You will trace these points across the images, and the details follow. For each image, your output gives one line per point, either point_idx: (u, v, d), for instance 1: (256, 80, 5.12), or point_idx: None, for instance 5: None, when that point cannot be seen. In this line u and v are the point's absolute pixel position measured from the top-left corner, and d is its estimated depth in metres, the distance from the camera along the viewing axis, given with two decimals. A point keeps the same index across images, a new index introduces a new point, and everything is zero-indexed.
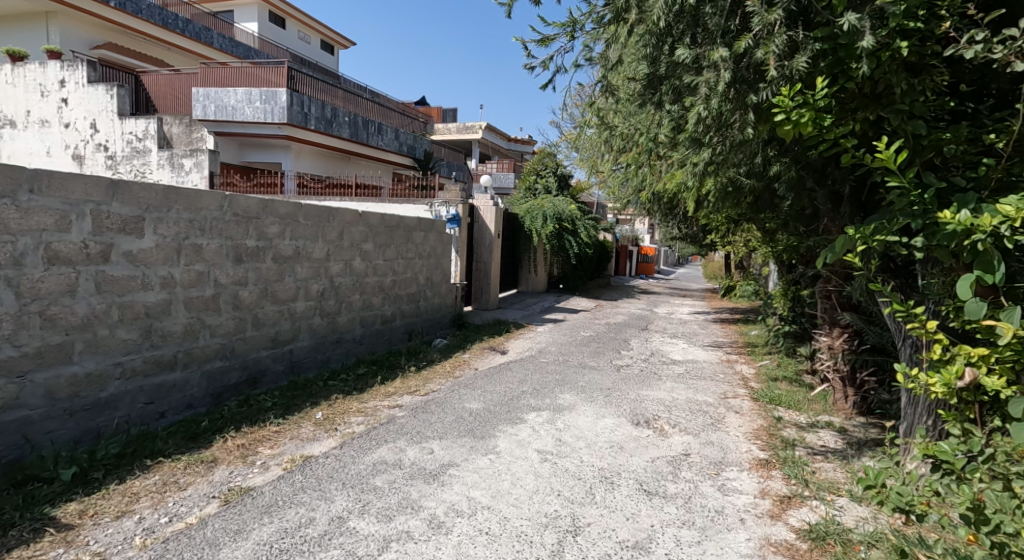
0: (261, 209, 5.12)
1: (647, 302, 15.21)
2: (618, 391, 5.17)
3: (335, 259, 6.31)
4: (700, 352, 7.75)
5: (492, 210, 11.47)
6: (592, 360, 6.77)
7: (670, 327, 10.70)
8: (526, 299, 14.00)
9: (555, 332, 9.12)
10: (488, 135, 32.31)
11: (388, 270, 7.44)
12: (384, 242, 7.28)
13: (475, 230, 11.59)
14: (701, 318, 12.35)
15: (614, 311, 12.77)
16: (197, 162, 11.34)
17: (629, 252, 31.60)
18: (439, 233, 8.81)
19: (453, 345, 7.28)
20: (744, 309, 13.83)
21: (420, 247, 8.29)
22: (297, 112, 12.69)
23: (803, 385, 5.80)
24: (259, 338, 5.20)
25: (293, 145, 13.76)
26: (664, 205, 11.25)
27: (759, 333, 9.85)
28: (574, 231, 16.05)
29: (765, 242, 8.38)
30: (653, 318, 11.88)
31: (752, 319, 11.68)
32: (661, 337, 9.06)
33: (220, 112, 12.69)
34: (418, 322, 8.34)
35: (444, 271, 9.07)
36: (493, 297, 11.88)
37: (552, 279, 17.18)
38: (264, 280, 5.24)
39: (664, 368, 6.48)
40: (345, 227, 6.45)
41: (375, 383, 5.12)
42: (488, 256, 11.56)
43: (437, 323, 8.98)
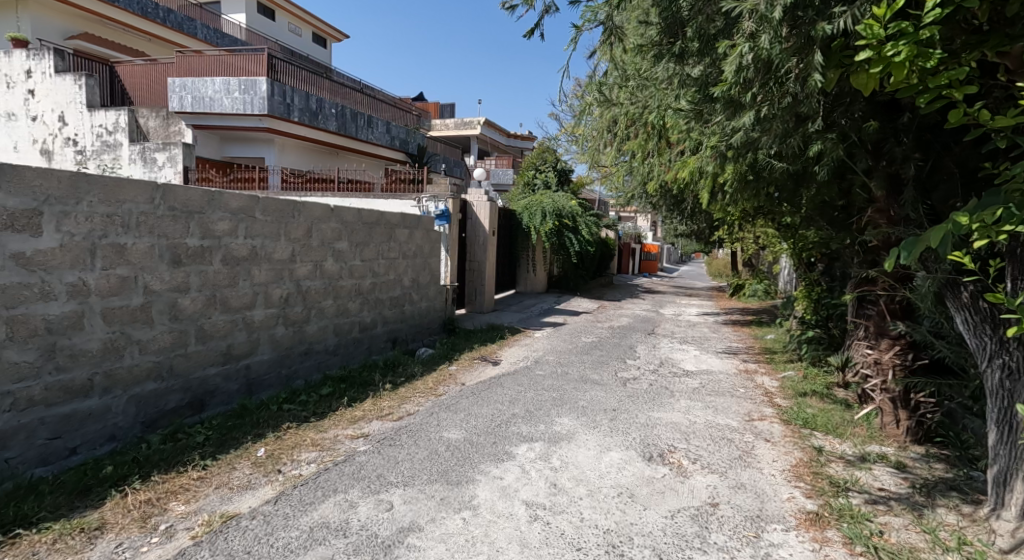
0: (206, 202, 4.39)
1: (652, 303, 14.45)
2: (623, 414, 4.43)
3: (303, 260, 5.59)
4: (713, 361, 7.01)
5: (486, 206, 10.73)
6: (594, 372, 6.04)
7: (679, 331, 9.94)
8: (524, 300, 13.27)
9: (554, 338, 8.37)
10: (486, 131, 31.59)
11: (366, 271, 6.71)
12: (360, 240, 6.55)
13: (468, 227, 10.86)
14: (710, 320, 11.58)
15: (617, 313, 12.02)
16: (170, 156, 10.65)
17: (631, 249, 30.84)
18: (426, 230, 8.07)
19: (440, 354, 6.54)
20: (755, 309, 13.05)
21: (404, 245, 7.55)
22: (279, 103, 11.96)
23: (837, 403, 5.05)
24: (206, 353, 4.46)
25: (277, 139, 13.04)
26: (671, 197, 10.51)
27: (775, 337, 9.08)
28: (575, 228, 15.30)
29: (784, 237, 7.63)
30: (659, 320, 11.11)
31: (766, 321, 10.91)
32: (669, 343, 8.31)
33: (197, 103, 12.00)
34: (402, 328, 7.60)
35: (432, 272, 8.32)
36: (489, 299, 11.14)
37: (553, 278, 16.41)
38: (212, 286, 4.50)
39: (674, 381, 5.75)
40: (314, 224, 5.72)
41: (340, 406, 4.36)
42: (482, 255, 10.82)
43: (425, 329, 8.25)
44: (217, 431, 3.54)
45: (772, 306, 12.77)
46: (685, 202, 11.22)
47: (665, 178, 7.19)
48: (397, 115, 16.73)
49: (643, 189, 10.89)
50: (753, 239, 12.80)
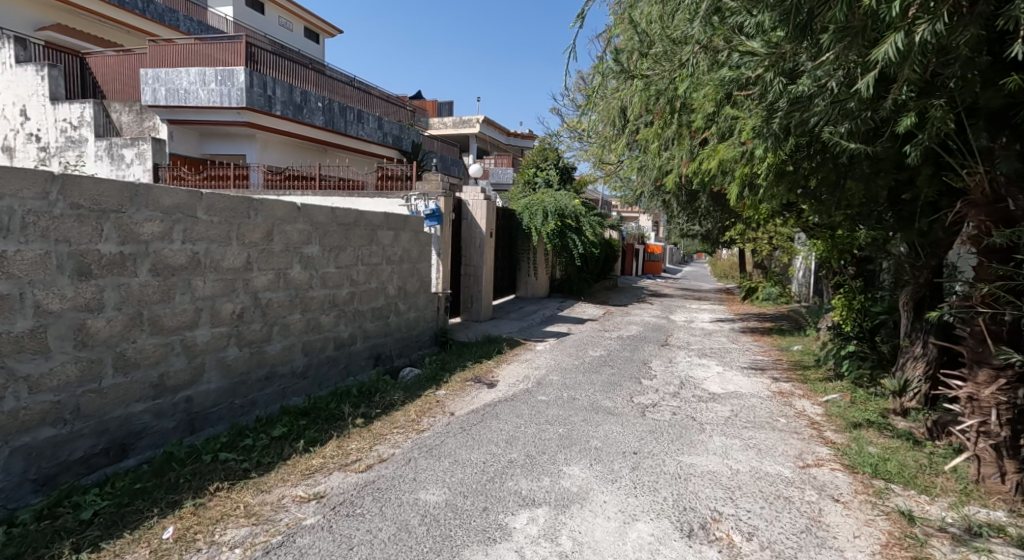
0: (127, 198, 3.53)
1: (661, 309, 13.60)
2: (646, 458, 3.59)
3: (262, 268, 4.73)
4: (740, 379, 6.14)
5: (483, 205, 9.87)
6: (606, 397, 5.18)
7: (693, 341, 9.06)
8: (525, 306, 12.41)
9: (557, 352, 7.50)
10: (485, 129, 30.80)
11: (343, 279, 5.87)
12: (335, 244, 5.70)
13: (463, 228, 10.00)
14: (725, 329, 10.71)
15: (624, 320, 11.14)
16: (138, 152, 9.79)
17: (634, 250, 30.02)
18: (413, 232, 7.23)
19: (427, 376, 5.66)
20: (772, 316, 12.17)
21: (387, 249, 6.70)
22: (260, 96, 11.12)
23: (901, 439, 4.19)
24: (130, 387, 3.61)
25: (259, 134, 12.21)
26: (684, 193, 9.68)
27: (801, 349, 8.21)
28: (578, 228, 14.43)
29: (817, 237, 6.77)
30: (671, 329, 10.23)
31: (787, 329, 10.04)
32: (686, 357, 7.44)
33: (171, 96, 11.18)
34: (386, 343, 6.74)
35: (421, 278, 7.47)
36: (485, 306, 10.27)
37: (554, 281, 15.55)
38: (138, 302, 3.64)
39: (700, 408, 4.90)
40: (276, 225, 4.87)
41: (292, 452, 3.49)
42: (478, 258, 9.95)
43: (412, 343, 7.39)
44: (112, 500, 2.73)
45: (790, 311, 11.92)
46: (697, 200, 10.36)
47: (683, 172, 6.37)
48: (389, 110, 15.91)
49: (652, 186, 10.03)
50: (768, 240, 11.93)
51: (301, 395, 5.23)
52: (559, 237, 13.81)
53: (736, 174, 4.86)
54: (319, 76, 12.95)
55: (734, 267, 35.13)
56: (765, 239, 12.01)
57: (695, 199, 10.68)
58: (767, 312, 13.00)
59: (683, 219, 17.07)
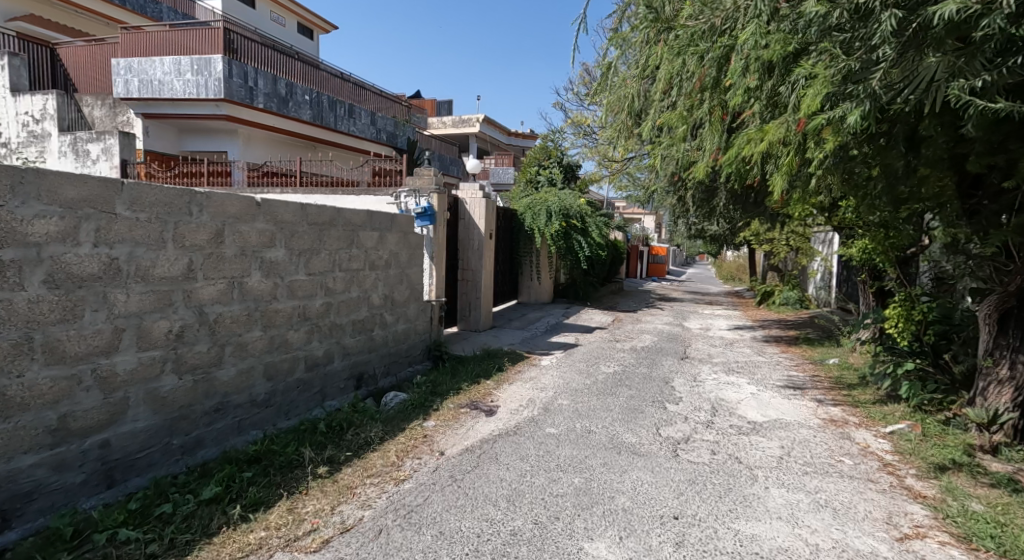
0: (7, 189, 2.77)
1: (673, 315, 12.78)
2: (692, 529, 2.81)
3: (209, 276, 3.88)
4: (778, 403, 5.31)
5: (482, 204, 9.03)
6: (627, 430, 4.35)
7: (714, 353, 8.23)
8: (528, 313, 11.59)
9: (566, 368, 6.68)
10: (485, 129, 30.08)
11: (316, 287, 5.03)
12: (305, 247, 4.86)
13: (460, 229, 9.18)
14: (745, 337, 9.88)
15: (635, 329, 10.32)
16: (105, 147, 8.97)
17: (639, 251, 29.22)
18: (401, 234, 6.43)
19: (416, 402, 4.84)
20: (793, 322, 11.34)
21: (370, 253, 5.87)
22: (241, 87, 10.30)
23: (1004, 493, 3.37)
24: (13, 436, 2.81)
25: (241, 129, 11.37)
26: (701, 189, 8.87)
27: (838, 362, 7.36)
28: (584, 230, 13.62)
29: (861, 237, 5.94)
30: (687, 339, 9.41)
31: (815, 337, 9.21)
32: (711, 373, 6.62)
33: (145, 88, 10.33)
34: (369, 360, 5.90)
35: (410, 286, 6.66)
36: (485, 314, 9.43)
37: (559, 286, 14.72)
38: (26, 322, 2.85)
39: (742, 446, 4.07)
40: (228, 224, 4.02)
41: (223, 526, 2.71)
42: (477, 262, 9.13)
43: (401, 359, 6.57)
44: None
45: (814, 318, 11.10)
46: (715, 197, 9.54)
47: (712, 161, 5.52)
48: (382, 105, 15.04)
49: (666, 182, 9.21)
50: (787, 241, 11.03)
51: (264, 427, 4.40)
52: (564, 239, 13.01)
53: (785, 161, 4.02)
54: (305, 68, 12.15)
55: (742, 268, 34.30)
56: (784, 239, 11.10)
57: (713, 196, 9.86)
58: (787, 317, 12.18)
59: (693, 218, 16.26)
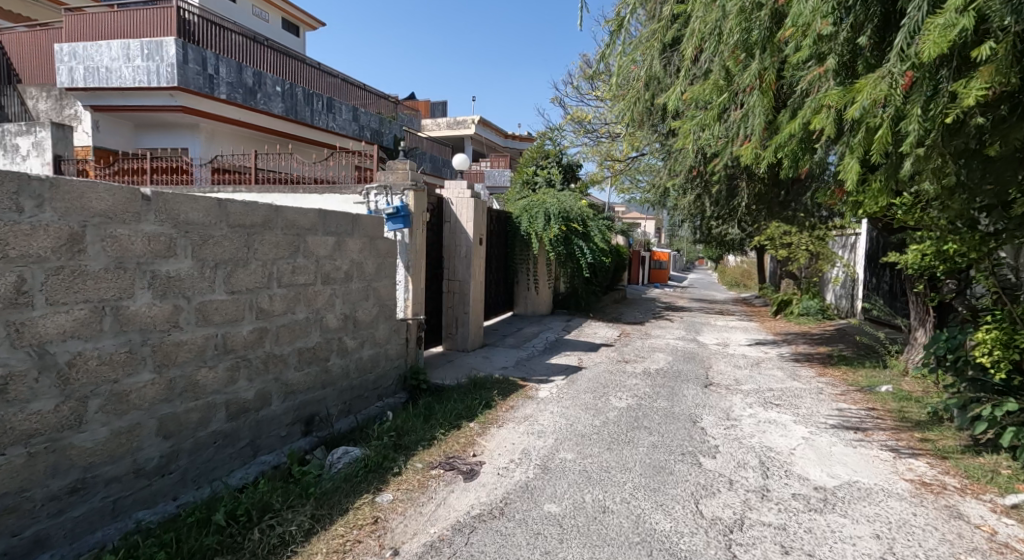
0: None
1: (684, 328, 11.62)
2: None
3: (58, 302, 2.72)
4: (843, 455, 4.14)
5: (471, 205, 7.90)
6: (655, 507, 3.20)
7: (740, 377, 7.05)
8: (524, 327, 10.42)
9: (568, 402, 5.49)
10: (480, 129, 28.96)
11: (241, 309, 3.84)
12: (226, 256, 3.68)
13: (446, 234, 8.05)
14: (771, 356, 8.70)
15: (645, 346, 9.14)
16: (35, 140, 7.81)
17: (641, 258, 28.00)
18: (365, 240, 5.27)
19: (372, 464, 3.66)
20: (820, 337, 10.17)
21: (322, 264, 4.69)
22: (198, 75, 9.16)
23: None
24: None
25: (203, 123, 10.22)
26: (723, 184, 7.71)
27: (892, 390, 6.18)
28: (586, 234, 12.45)
29: (939, 239, 4.79)
30: (706, 359, 8.23)
31: (854, 356, 8.04)
32: (745, 407, 5.44)
33: (91, 76, 9.22)
34: (322, 398, 4.72)
35: (378, 303, 5.51)
36: (475, 331, 8.25)
37: (558, 295, 13.56)
38: None
39: (823, 538, 2.89)
40: (94, 226, 2.86)
41: None
42: (464, 272, 7.99)
43: (366, 393, 5.38)
44: None
45: (844, 333, 9.93)
46: (736, 194, 8.36)
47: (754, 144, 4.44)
48: (364, 98, 13.85)
49: (682, 176, 8.02)
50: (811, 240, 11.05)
51: (157, 505, 3.23)
52: (564, 244, 11.87)
53: (878, 137, 2.94)
54: (277, 56, 11.01)
55: (748, 274, 33.09)
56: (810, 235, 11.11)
57: (733, 194, 8.69)
58: (812, 331, 11.02)
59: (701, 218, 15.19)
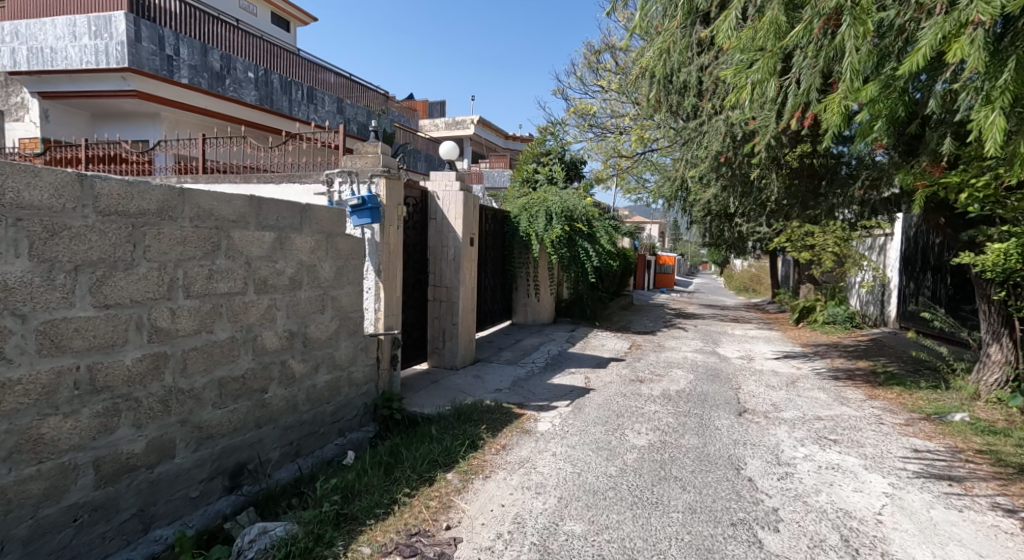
0: None
1: (701, 339, 10.54)
2: None
3: None
4: (949, 524, 3.08)
5: (461, 199, 6.88)
6: None
7: (778, 402, 5.97)
8: (523, 339, 9.37)
9: (576, 440, 4.42)
10: (480, 130, 28.03)
11: (122, 330, 2.77)
12: (94, 255, 2.63)
13: (431, 233, 7.01)
14: (805, 374, 7.61)
15: (660, 362, 8.09)
16: None
17: (648, 264, 27.02)
18: (319, 238, 4.21)
19: (301, 550, 2.61)
20: (856, 352, 9.08)
21: (255, 266, 3.62)
22: (153, 56, 8.13)
23: None
24: None
25: (165, 112, 9.18)
26: (752, 172, 6.67)
27: (969, 420, 5.12)
28: (592, 235, 11.42)
29: None
30: (733, 378, 7.15)
31: (904, 375, 6.96)
32: (796, 446, 4.37)
33: (36, 58, 8.22)
34: (257, 442, 3.64)
35: (337, 318, 4.46)
36: (466, 346, 7.19)
37: (562, 302, 12.51)
38: None
39: None
40: None
41: None
42: (452, 277, 6.95)
43: (321, 429, 4.30)
44: None
45: (884, 348, 8.90)
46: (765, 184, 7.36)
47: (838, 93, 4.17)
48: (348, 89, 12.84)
49: (705, 166, 6.97)
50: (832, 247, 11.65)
51: None
52: (567, 246, 10.87)
53: None
54: (248, 38, 10.02)
55: (759, 279, 31.97)
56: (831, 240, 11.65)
57: (761, 187, 7.64)
58: (844, 344, 9.96)
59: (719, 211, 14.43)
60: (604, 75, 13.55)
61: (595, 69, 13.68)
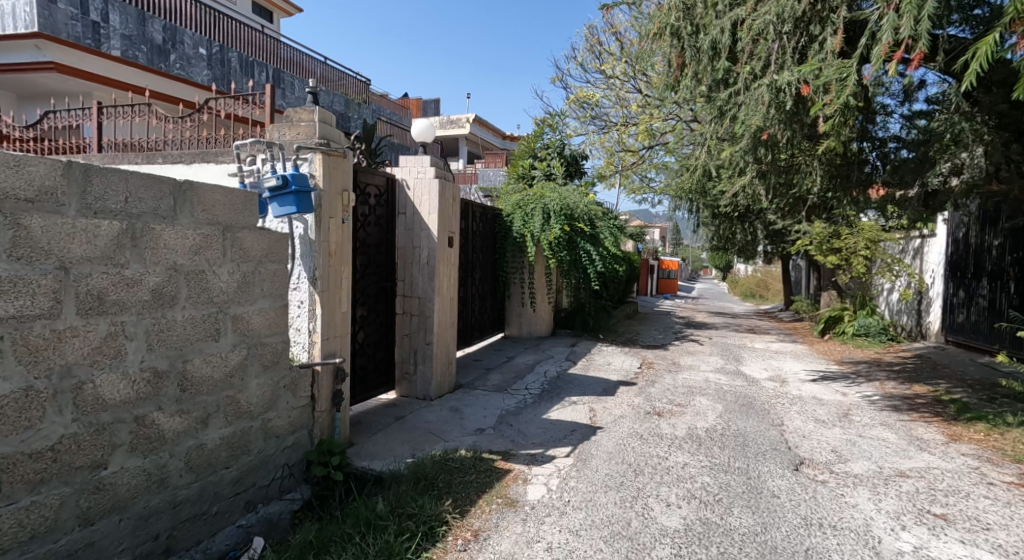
0: None
1: (720, 356, 9.26)
2: None
3: None
4: None
5: (435, 189, 5.62)
6: None
7: (838, 447, 4.68)
8: (516, 357, 8.08)
9: (582, 520, 3.16)
10: (476, 129, 26.80)
11: None
12: None
13: (400, 232, 5.73)
14: (855, 404, 6.31)
15: (679, 387, 6.80)
16: None
17: (651, 268, 25.76)
18: (209, 231, 2.91)
19: None
20: (905, 373, 7.80)
21: (81, 275, 2.31)
22: (74, 21, 7.01)
23: None
24: None
25: (100, 95, 7.93)
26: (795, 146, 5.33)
27: None
28: (595, 237, 10.17)
29: None
30: (771, 410, 5.86)
31: (981, 409, 5.72)
32: (895, 531, 3.10)
33: None
34: (82, 549, 2.35)
35: (243, 347, 3.17)
36: (442, 370, 5.89)
37: (561, 312, 11.23)
38: None
39: None
40: None
41: None
42: (425, 285, 5.67)
43: (213, 508, 3.00)
44: None
45: (938, 371, 7.65)
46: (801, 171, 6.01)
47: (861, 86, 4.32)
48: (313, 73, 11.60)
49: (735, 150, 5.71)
50: (862, 250, 11.34)
51: None
52: (567, 248, 9.64)
53: None
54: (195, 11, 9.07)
55: (766, 285, 30.72)
56: (859, 245, 11.49)
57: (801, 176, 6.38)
58: (885, 362, 8.72)
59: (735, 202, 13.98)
60: (608, 59, 12.43)
61: (597, 52, 12.55)
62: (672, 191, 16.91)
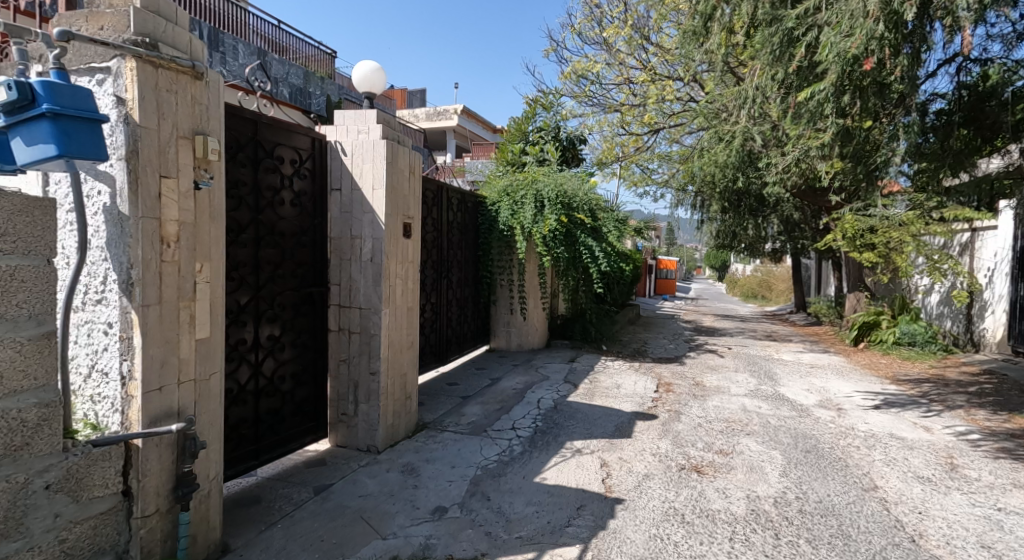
0: None
1: (748, 374, 7.69)
2: None
3: None
4: None
5: (382, 154, 3.98)
6: None
7: (983, 538, 3.11)
8: (503, 380, 6.48)
9: None
10: (465, 121, 25.30)
11: None
12: None
13: (334, 216, 4.08)
14: (952, 446, 4.76)
15: (713, 423, 5.22)
16: None
17: (650, 269, 24.29)
18: None
19: None
20: (988, 397, 6.26)
21: None
22: None
23: None
24: None
25: None
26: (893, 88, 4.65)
27: None
28: (597, 230, 8.57)
29: None
30: (850, 460, 4.30)
31: None
32: None
33: None
34: None
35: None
36: (395, 410, 4.25)
37: (557, 319, 9.62)
38: None
39: None
40: None
41: None
42: (369, 291, 4.04)
43: None
44: None
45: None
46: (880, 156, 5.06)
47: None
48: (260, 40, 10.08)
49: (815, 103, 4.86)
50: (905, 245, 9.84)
51: None
52: (564, 243, 8.07)
53: None
54: None
55: (769, 285, 29.26)
56: (901, 239, 9.82)
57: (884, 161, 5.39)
58: (952, 380, 7.21)
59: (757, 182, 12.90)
60: (608, 25, 10.89)
61: (595, 18, 11.01)
62: (676, 181, 15.35)
